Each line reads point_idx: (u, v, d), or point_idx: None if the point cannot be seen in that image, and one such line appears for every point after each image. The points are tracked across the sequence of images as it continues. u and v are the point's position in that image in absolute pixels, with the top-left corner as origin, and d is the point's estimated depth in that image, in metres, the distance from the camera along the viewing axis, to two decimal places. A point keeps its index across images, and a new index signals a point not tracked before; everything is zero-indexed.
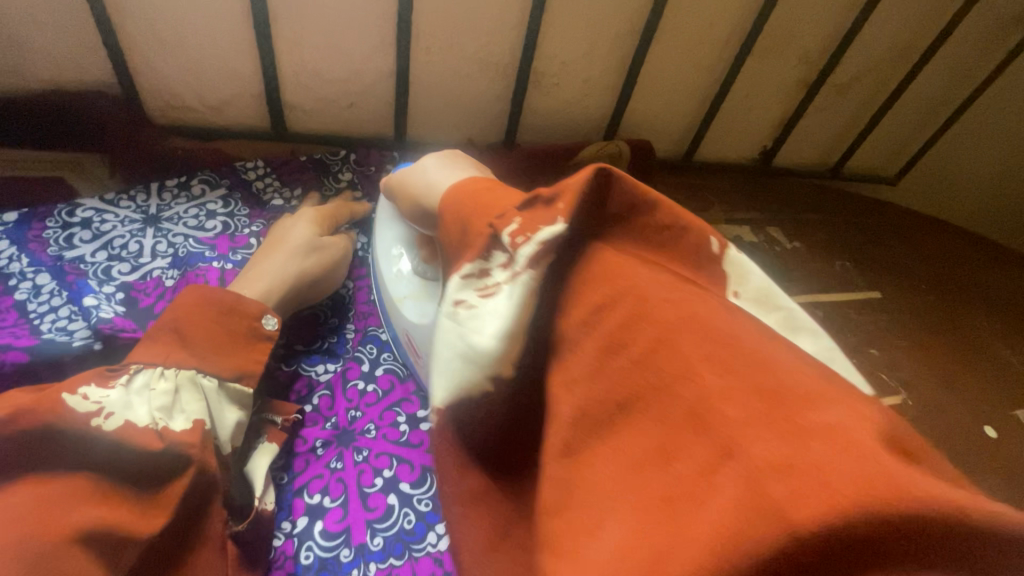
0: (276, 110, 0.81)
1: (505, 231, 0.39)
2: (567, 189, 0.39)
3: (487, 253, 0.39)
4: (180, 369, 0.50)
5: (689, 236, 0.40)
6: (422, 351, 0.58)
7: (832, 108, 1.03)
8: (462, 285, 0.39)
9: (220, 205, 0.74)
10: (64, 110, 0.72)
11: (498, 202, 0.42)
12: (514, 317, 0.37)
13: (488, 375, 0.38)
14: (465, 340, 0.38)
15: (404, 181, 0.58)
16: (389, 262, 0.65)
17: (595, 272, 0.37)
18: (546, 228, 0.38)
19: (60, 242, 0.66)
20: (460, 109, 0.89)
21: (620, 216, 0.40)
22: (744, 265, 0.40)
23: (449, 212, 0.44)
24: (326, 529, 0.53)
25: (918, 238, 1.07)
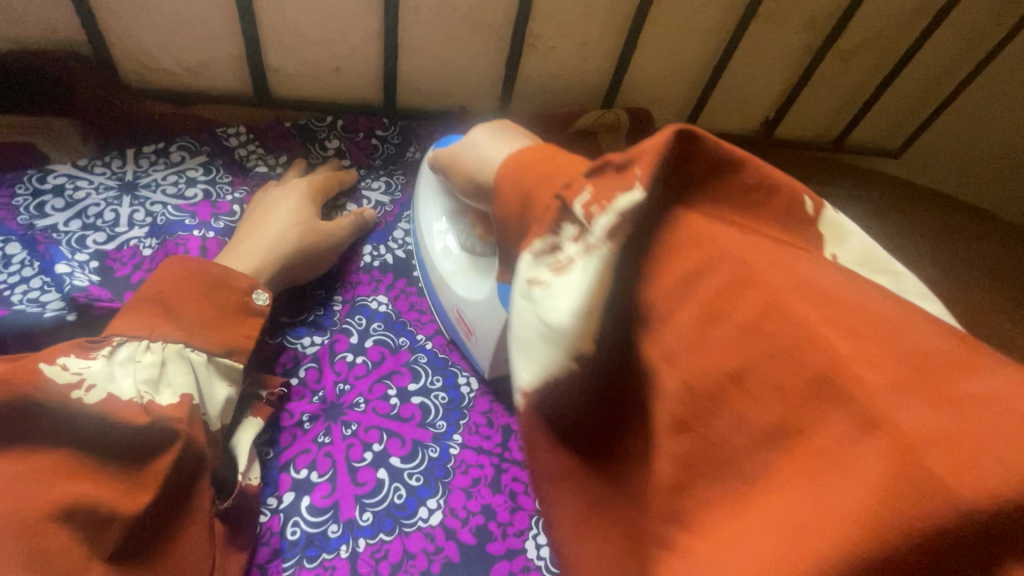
0: (258, 73, 0.77)
1: (577, 202, 0.34)
2: (643, 153, 0.34)
3: (556, 227, 0.34)
4: (167, 342, 0.47)
5: (778, 198, 0.34)
6: (476, 328, 0.57)
7: (838, 76, 1.00)
8: (532, 262, 0.34)
9: (200, 172, 0.70)
10: (34, 73, 0.68)
11: (568, 171, 0.37)
12: (590, 295, 0.32)
13: (572, 357, 0.33)
14: (539, 319, 0.33)
15: (450, 156, 0.54)
16: (437, 235, 0.63)
17: (688, 238, 0.32)
18: (624, 196, 0.33)
19: (30, 209, 0.62)
20: (452, 74, 0.85)
21: (701, 174, 0.34)
22: (845, 225, 0.34)
23: (504, 185, 0.40)
24: (313, 504, 0.51)
25: (920, 213, 1.05)
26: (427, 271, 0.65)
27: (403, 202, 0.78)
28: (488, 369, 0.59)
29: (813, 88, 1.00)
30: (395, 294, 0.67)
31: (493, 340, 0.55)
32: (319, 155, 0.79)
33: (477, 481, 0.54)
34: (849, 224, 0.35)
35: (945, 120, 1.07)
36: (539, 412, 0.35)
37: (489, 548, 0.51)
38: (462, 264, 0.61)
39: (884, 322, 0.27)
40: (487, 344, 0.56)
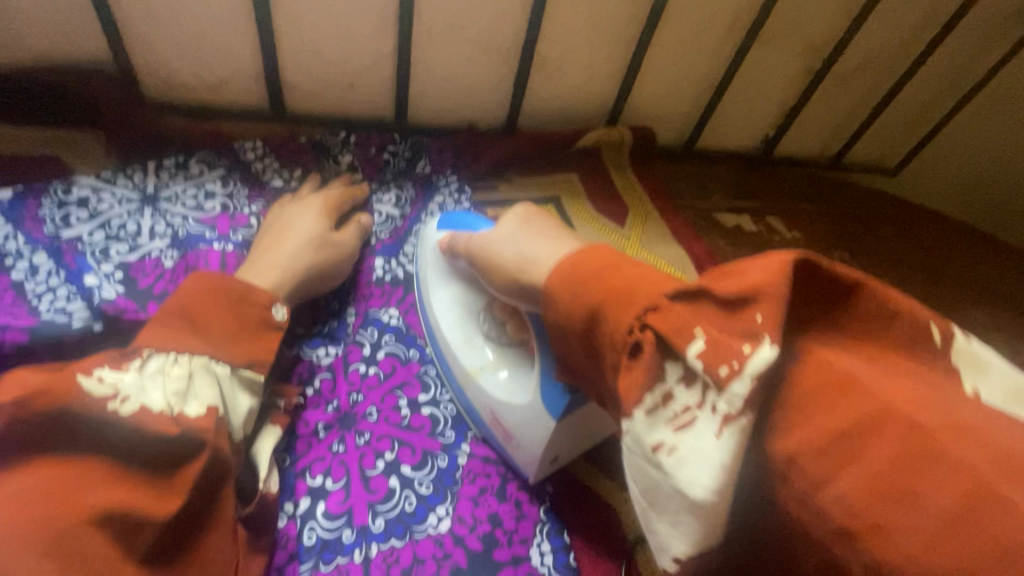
0: (275, 90, 0.80)
1: (690, 352, 0.35)
2: (766, 293, 0.35)
3: (660, 369, 0.37)
4: (194, 355, 0.50)
5: (902, 324, 0.36)
6: (515, 432, 0.55)
7: (836, 98, 1.03)
8: (649, 421, 0.36)
9: (219, 186, 0.73)
10: (61, 87, 0.71)
11: (641, 292, 0.39)
12: (729, 462, 0.34)
13: (717, 522, 0.35)
14: (675, 489, 0.35)
15: (486, 245, 0.57)
16: (458, 326, 0.61)
17: (805, 386, 0.34)
18: (755, 354, 0.34)
19: (56, 221, 0.64)
20: (462, 92, 0.88)
21: (827, 303, 0.37)
22: (981, 356, 0.35)
23: (562, 293, 0.44)
24: (328, 510, 0.53)
25: (914, 231, 1.07)
26: (446, 364, 0.62)
27: (414, 217, 0.80)
28: (531, 474, 0.56)
29: (811, 109, 1.03)
30: (406, 307, 0.69)
31: (537, 446, 0.53)
32: (333, 170, 0.81)
33: (484, 490, 0.57)
34: (985, 354, 0.35)
35: (938, 142, 1.11)
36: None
37: (495, 555, 0.53)
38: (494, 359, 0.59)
39: (999, 446, 0.30)
40: (528, 451, 0.55)
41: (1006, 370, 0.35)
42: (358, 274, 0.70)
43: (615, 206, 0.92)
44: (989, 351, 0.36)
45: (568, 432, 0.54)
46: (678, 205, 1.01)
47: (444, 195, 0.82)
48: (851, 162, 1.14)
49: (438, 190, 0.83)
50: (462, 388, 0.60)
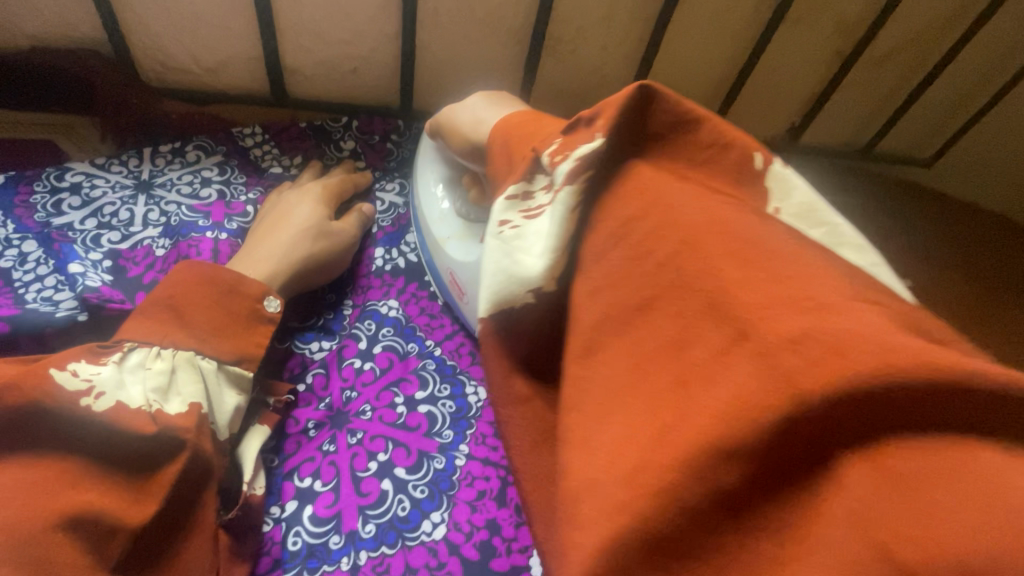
0: (275, 73, 0.77)
1: (545, 154, 0.41)
2: (607, 107, 0.40)
3: (530, 176, 0.41)
4: (178, 349, 0.47)
5: (733, 153, 0.39)
6: (467, 289, 0.58)
7: (868, 83, 0.96)
8: (507, 207, 0.40)
9: (215, 173, 0.70)
10: (55, 70, 0.69)
11: (549, 131, 0.44)
12: (550, 230, 0.37)
13: (528, 284, 0.37)
14: (506, 254, 0.38)
15: (446, 116, 0.59)
16: (430, 202, 0.65)
17: (630, 185, 0.37)
18: (584, 145, 0.39)
19: (48, 208, 0.63)
20: (470, 75, 0.83)
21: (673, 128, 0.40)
22: (790, 179, 0.39)
23: (494, 145, 0.48)
24: (316, 514, 0.51)
25: (950, 225, 1.00)
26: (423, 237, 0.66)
27: None
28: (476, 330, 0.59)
29: (840, 95, 0.97)
30: (405, 299, 0.66)
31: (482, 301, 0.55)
32: (334, 156, 0.78)
33: (482, 495, 0.53)
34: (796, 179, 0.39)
35: (980, 131, 1.03)
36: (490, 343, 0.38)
37: (493, 565, 0.50)
38: (453, 228, 0.62)
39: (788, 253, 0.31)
40: (473, 305, 0.57)
41: (810, 194, 0.39)
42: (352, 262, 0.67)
43: None
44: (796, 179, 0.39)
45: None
46: None
47: None
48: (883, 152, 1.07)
49: None
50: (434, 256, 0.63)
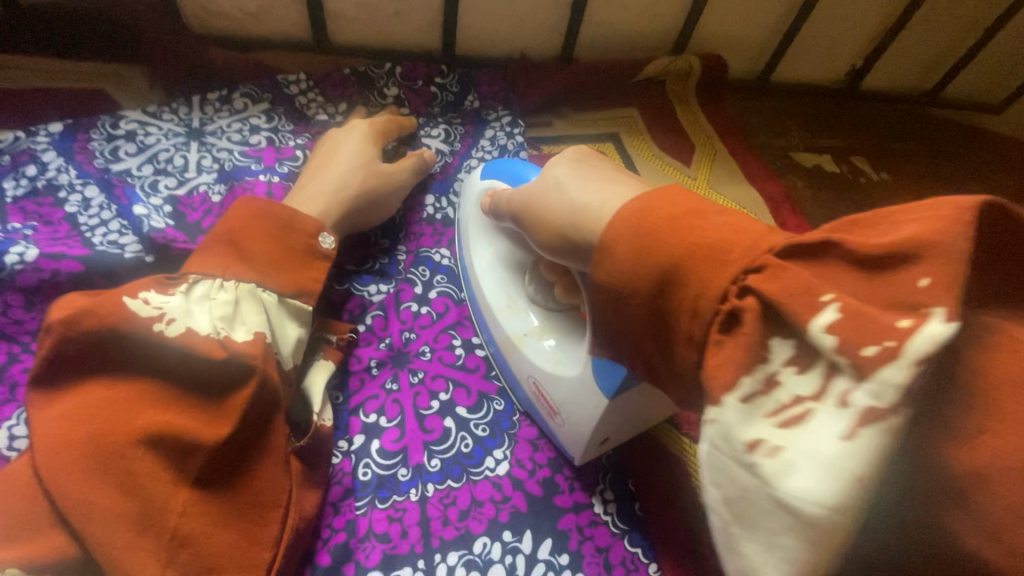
0: (317, 18, 0.75)
1: (816, 324, 0.28)
2: (922, 246, 0.27)
3: (765, 345, 0.30)
4: (240, 281, 0.47)
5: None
6: (561, 409, 0.49)
7: (940, 18, 0.89)
8: (745, 413, 0.30)
9: (264, 120, 0.70)
10: (105, 16, 0.69)
11: (738, 253, 0.33)
12: (861, 467, 0.26)
13: (835, 542, 0.27)
14: (775, 499, 0.28)
15: (533, 198, 0.47)
16: (500, 288, 0.57)
17: (998, 378, 0.26)
18: (921, 329, 0.26)
19: (105, 154, 0.63)
20: (514, 16, 0.80)
21: (991, 257, 0.28)
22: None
23: (625, 249, 0.36)
24: (383, 448, 0.52)
25: (1012, 179, 0.95)
26: (489, 327, 0.57)
27: (463, 154, 0.74)
28: (577, 455, 0.50)
29: (909, 32, 0.90)
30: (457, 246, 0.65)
31: (586, 426, 0.48)
32: (377, 104, 0.76)
33: (542, 434, 0.54)
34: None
35: None
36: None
37: (556, 501, 0.51)
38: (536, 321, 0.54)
39: None
40: (575, 426, 0.49)
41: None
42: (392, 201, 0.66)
43: (680, 144, 0.83)
44: None
45: (620, 413, 0.48)
46: (752, 145, 0.87)
47: (495, 129, 0.76)
48: (951, 96, 1.00)
49: (488, 126, 0.76)
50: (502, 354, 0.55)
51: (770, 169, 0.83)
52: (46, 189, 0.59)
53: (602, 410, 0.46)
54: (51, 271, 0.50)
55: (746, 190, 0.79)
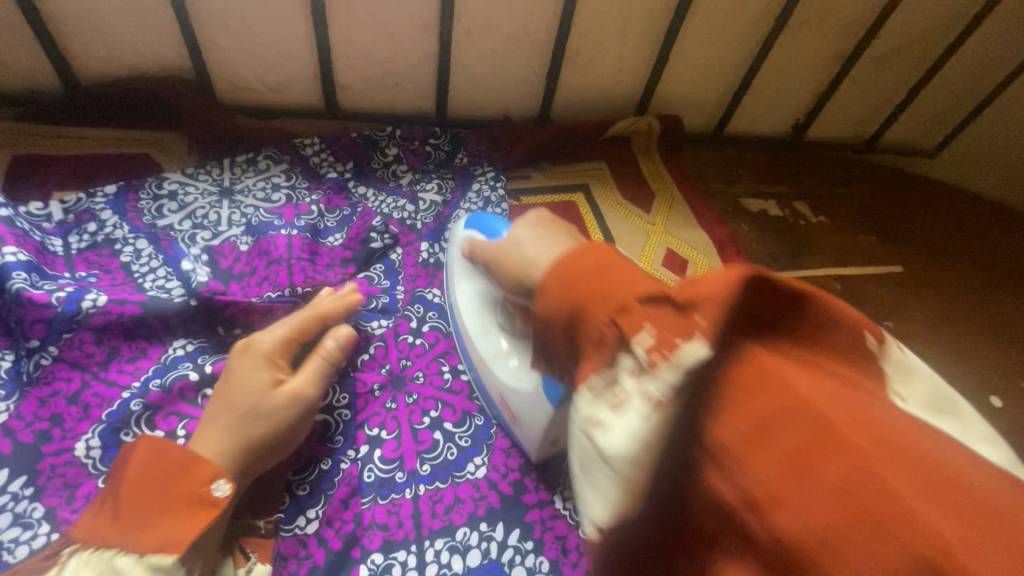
0: (329, 90, 0.88)
1: (635, 344, 0.36)
2: (707, 300, 0.36)
3: (612, 360, 0.37)
4: (90, 554, 0.43)
5: (840, 333, 0.36)
6: (520, 416, 0.58)
7: (870, 80, 1.03)
8: (592, 399, 0.37)
9: (283, 179, 0.82)
10: (153, 94, 0.82)
11: (630, 289, 0.39)
12: (649, 434, 0.34)
13: (637, 492, 0.35)
14: (602, 460, 0.36)
15: (496, 252, 0.58)
16: (472, 316, 0.64)
17: (737, 376, 0.34)
18: (687, 351, 0.35)
19: (152, 212, 0.75)
20: (497, 85, 0.94)
21: (764, 321, 0.37)
22: (906, 365, 0.36)
23: (556, 290, 0.42)
24: (383, 455, 0.61)
25: (949, 213, 1.06)
26: (465, 348, 0.65)
27: (453, 204, 0.85)
28: (534, 451, 0.60)
29: (844, 91, 1.04)
30: None
31: (540, 428, 0.56)
32: (380, 162, 0.88)
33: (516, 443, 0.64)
34: (912, 360, 0.37)
35: (981, 125, 1.09)
36: (602, 552, 0.37)
37: (523, 498, 0.61)
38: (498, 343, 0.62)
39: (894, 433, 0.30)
40: (532, 431, 0.58)
41: (931, 377, 0.37)
42: (392, 247, 0.77)
43: (642, 193, 0.95)
44: (914, 360, 0.37)
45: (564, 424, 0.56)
46: (708, 191, 0.99)
47: (481, 183, 0.88)
48: (888, 143, 1.13)
49: (474, 180, 0.89)
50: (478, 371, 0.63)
51: (720, 214, 0.95)
52: (104, 243, 0.71)
53: (551, 417, 0.55)
54: (115, 314, 0.60)
55: (699, 232, 0.91)
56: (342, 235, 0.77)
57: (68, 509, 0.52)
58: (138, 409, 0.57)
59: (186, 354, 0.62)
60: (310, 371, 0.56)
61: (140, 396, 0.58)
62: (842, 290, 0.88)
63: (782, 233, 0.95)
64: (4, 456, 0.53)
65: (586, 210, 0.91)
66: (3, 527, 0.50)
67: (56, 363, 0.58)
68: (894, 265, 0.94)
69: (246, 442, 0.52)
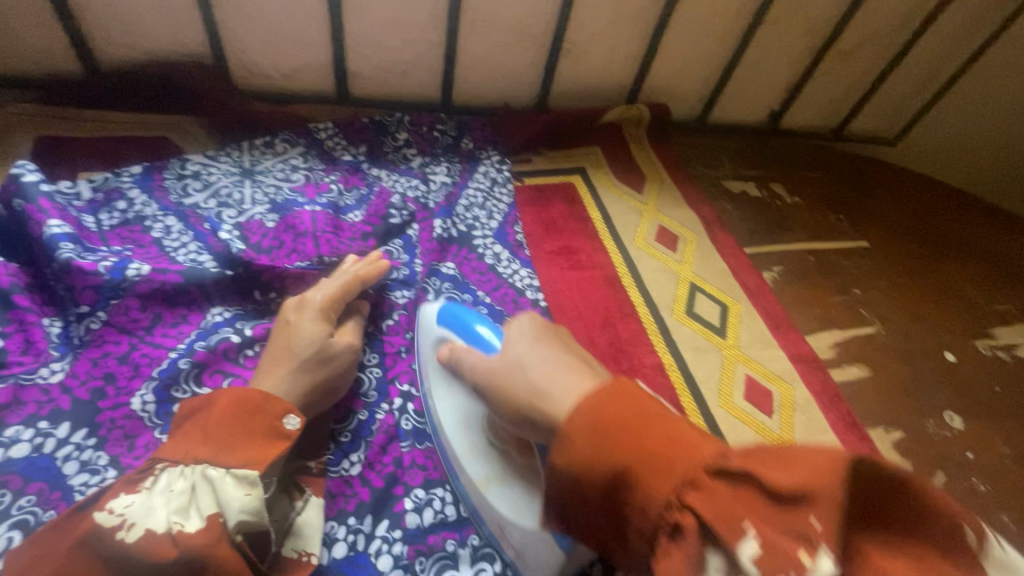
0: (340, 77, 0.93)
1: (741, 552, 0.31)
2: (816, 496, 0.32)
3: (679, 529, 0.34)
4: (193, 465, 0.49)
5: (936, 525, 0.32)
6: (521, 549, 0.54)
7: (837, 74, 1.13)
8: (649, 566, 0.33)
9: (301, 161, 0.86)
10: (170, 80, 0.85)
11: (680, 461, 0.36)
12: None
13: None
14: None
15: (494, 376, 0.52)
16: (458, 431, 0.60)
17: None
18: (808, 568, 0.30)
19: (178, 191, 0.79)
20: (499, 75, 1.00)
21: (865, 518, 0.33)
22: (1009, 566, 0.31)
23: (583, 449, 0.39)
24: (417, 407, 0.67)
25: (907, 193, 1.16)
26: (454, 473, 0.60)
27: (462, 184, 0.90)
28: None
29: (814, 84, 1.13)
30: (460, 260, 0.82)
31: (545, 569, 0.53)
32: (390, 145, 0.93)
33: None
34: (1014, 558, 0.32)
35: (933, 115, 1.21)
36: None
37: None
38: (493, 470, 0.57)
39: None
40: (535, 568, 0.54)
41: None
42: (409, 223, 0.82)
43: (633, 176, 1.02)
44: (1019, 564, 0.31)
45: (573, 559, 0.54)
46: (694, 175, 1.07)
47: (486, 166, 0.94)
48: (852, 132, 1.24)
49: (480, 163, 0.94)
50: (469, 497, 0.58)
51: (705, 195, 1.03)
52: (135, 219, 0.75)
53: (560, 560, 0.53)
54: (159, 282, 0.65)
55: (688, 211, 0.98)
56: (361, 213, 0.81)
57: (130, 457, 0.57)
58: (187, 367, 0.62)
59: (225, 320, 0.67)
60: (350, 328, 0.66)
61: (187, 355, 0.62)
62: (817, 262, 0.97)
63: (761, 213, 1.03)
64: (63, 411, 0.57)
65: (584, 191, 0.97)
66: (71, 473, 0.55)
67: (105, 327, 0.62)
68: (860, 240, 1.04)
69: (310, 386, 0.58)
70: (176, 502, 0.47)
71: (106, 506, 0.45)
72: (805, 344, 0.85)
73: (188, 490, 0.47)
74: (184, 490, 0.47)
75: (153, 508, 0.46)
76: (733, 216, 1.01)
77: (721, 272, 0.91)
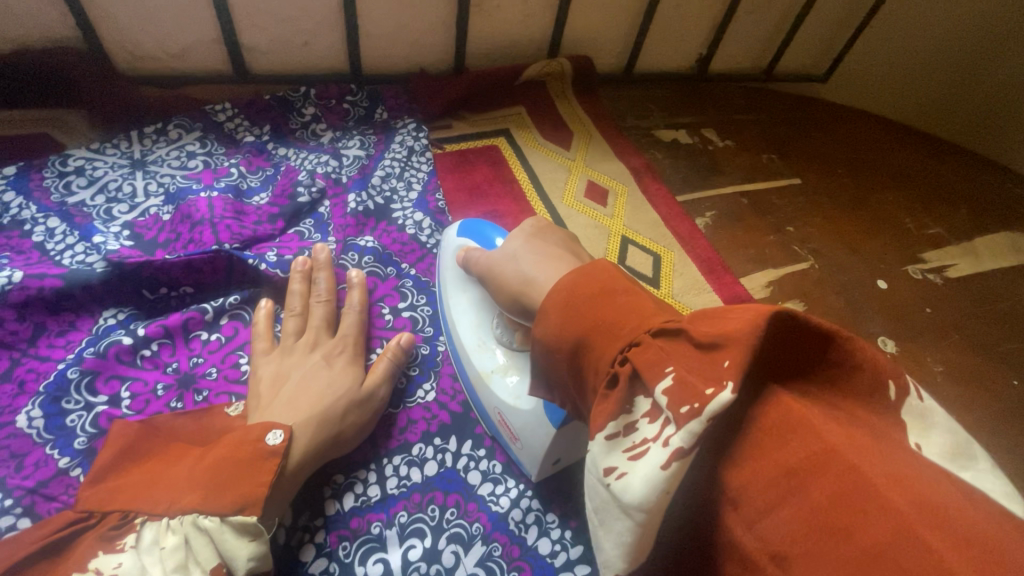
0: (234, 51, 0.86)
1: (656, 388, 0.33)
2: (734, 337, 0.32)
3: (629, 401, 0.35)
4: (183, 516, 0.47)
5: (862, 374, 0.33)
6: (520, 434, 0.55)
7: (760, 11, 1.10)
8: (608, 447, 0.35)
9: (198, 146, 0.80)
10: (38, 66, 0.76)
11: (631, 325, 0.38)
12: (663, 489, 0.31)
13: (638, 527, 0.33)
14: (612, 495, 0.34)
15: (493, 263, 0.55)
16: (470, 328, 0.63)
17: (764, 426, 0.32)
18: (715, 396, 0.31)
19: (60, 189, 0.72)
20: (410, 38, 0.94)
21: (794, 374, 0.34)
22: (928, 413, 0.33)
23: (559, 312, 0.41)
24: None
25: (836, 126, 1.17)
26: (462, 366, 0.63)
27: (378, 156, 0.86)
28: (535, 472, 0.57)
29: (738, 24, 1.11)
30: (379, 234, 0.78)
31: (538, 452, 0.54)
32: (299, 123, 0.87)
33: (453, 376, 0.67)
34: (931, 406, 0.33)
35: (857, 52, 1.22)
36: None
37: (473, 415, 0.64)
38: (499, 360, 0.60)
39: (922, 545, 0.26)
40: (532, 451, 0.55)
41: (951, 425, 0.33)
42: (320, 201, 0.79)
43: (561, 133, 0.98)
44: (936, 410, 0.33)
45: (568, 442, 0.53)
46: (622, 127, 1.05)
47: (404, 134, 0.89)
48: (781, 72, 1.23)
49: (397, 133, 0.90)
50: (475, 388, 0.61)
51: (635, 146, 1.01)
52: (11, 224, 0.68)
53: (553, 437, 0.52)
54: (36, 289, 0.59)
55: (618, 164, 0.96)
56: (267, 194, 0.77)
57: (19, 477, 0.52)
58: (77, 376, 0.58)
59: (119, 323, 0.63)
60: (338, 355, 0.62)
61: (75, 364, 0.58)
62: (750, 204, 0.96)
63: (692, 160, 1.01)
64: None
65: (509, 152, 0.93)
66: None
67: None
68: (793, 177, 1.03)
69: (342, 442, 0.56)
70: (173, 560, 0.45)
71: (91, 567, 0.45)
72: (740, 286, 0.84)
73: (182, 544, 0.46)
74: (177, 545, 0.46)
75: (146, 567, 0.45)
76: (666, 166, 0.99)
77: (653, 222, 0.89)
